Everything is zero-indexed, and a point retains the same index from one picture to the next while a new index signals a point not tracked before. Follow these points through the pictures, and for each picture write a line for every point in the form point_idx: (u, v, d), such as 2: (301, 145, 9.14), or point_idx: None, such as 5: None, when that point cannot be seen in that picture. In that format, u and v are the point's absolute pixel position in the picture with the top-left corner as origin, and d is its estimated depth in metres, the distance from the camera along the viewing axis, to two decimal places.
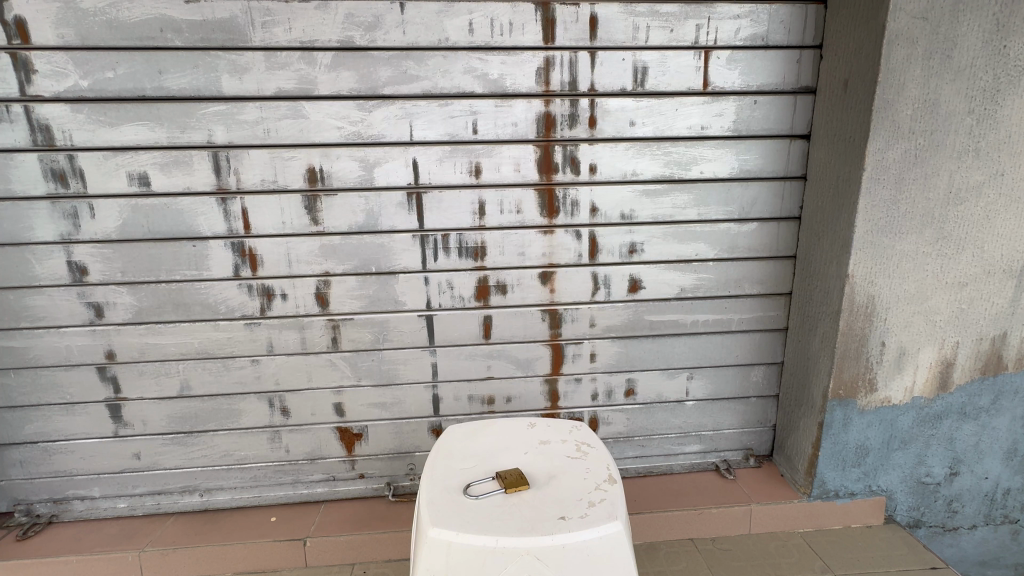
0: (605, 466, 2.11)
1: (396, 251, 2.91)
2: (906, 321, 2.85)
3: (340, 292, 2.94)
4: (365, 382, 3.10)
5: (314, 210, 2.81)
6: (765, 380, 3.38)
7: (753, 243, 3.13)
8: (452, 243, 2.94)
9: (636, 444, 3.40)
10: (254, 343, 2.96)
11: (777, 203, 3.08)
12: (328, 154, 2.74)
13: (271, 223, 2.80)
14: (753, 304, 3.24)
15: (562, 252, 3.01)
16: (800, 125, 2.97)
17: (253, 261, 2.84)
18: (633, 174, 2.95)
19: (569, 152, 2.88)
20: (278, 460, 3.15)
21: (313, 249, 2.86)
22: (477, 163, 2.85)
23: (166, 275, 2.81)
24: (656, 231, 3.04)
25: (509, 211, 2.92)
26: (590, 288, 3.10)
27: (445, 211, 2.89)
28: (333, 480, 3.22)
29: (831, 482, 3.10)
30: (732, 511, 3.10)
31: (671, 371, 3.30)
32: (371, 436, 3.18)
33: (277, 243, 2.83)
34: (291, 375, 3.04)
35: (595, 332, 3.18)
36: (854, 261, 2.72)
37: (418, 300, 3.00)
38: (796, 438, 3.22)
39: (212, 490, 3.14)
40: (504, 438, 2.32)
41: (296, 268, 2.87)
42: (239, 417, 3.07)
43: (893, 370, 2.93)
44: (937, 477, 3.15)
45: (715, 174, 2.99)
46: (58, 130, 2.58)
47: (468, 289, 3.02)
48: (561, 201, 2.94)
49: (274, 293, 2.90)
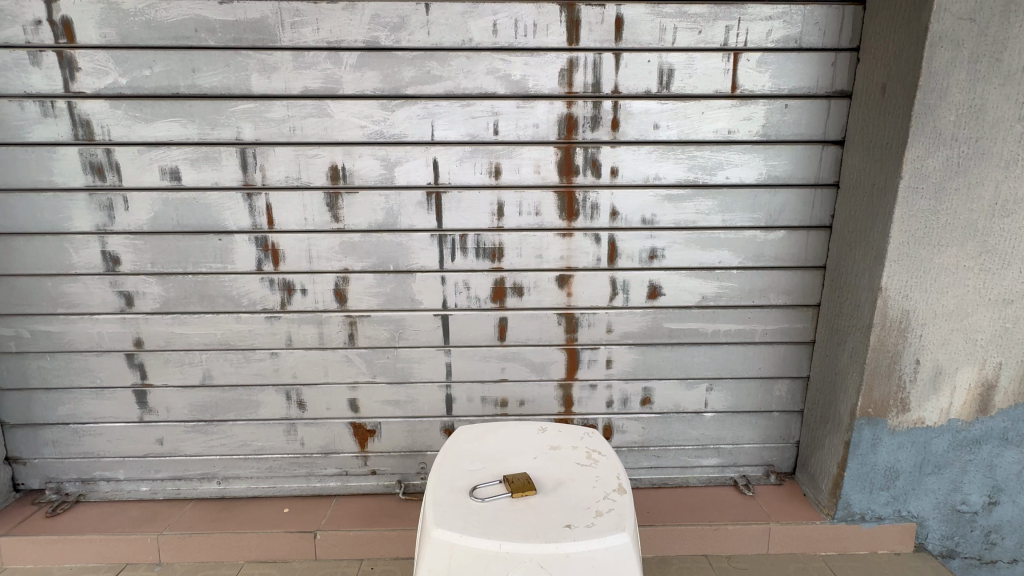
0: (615, 475, 2.05)
1: (414, 250, 2.93)
2: (944, 338, 2.70)
3: (358, 289, 2.97)
4: (380, 378, 3.12)
5: (336, 207, 2.85)
6: (789, 394, 3.26)
7: (780, 252, 3.02)
8: (470, 243, 2.93)
9: (651, 454, 3.32)
10: (274, 336, 3.02)
11: (806, 212, 2.97)
12: (350, 152, 2.79)
13: (293, 219, 2.86)
14: (778, 315, 3.13)
15: (581, 256, 2.97)
16: (833, 131, 2.86)
17: (276, 256, 2.90)
18: (655, 177, 2.89)
19: (590, 154, 2.84)
20: (293, 452, 3.21)
21: (333, 245, 2.90)
22: (497, 163, 2.84)
23: (193, 267, 2.89)
24: (678, 237, 2.97)
25: (528, 212, 2.91)
26: (608, 293, 3.04)
27: (463, 211, 2.89)
28: (345, 475, 3.26)
29: (857, 504, 2.95)
30: (750, 529, 2.98)
31: (689, 381, 3.22)
32: (384, 433, 3.20)
33: (300, 239, 2.88)
34: (308, 369, 3.08)
35: (612, 338, 3.12)
36: (888, 273, 2.59)
37: (435, 299, 3.01)
38: (820, 456, 3.08)
39: (229, 479, 3.22)
40: (513, 441, 2.29)
41: (316, 264, 2.92)
42: (257, 409, 3.13)
43: (928, 390, 2.77)
44: (974, 506, 2.97)
45: (741, 179, 2.90)
46: (98, 125, 2.69)
47: (484, 290, 3.00)
48: (581, 204, 2.90)
49: (295, 287, 2.96)
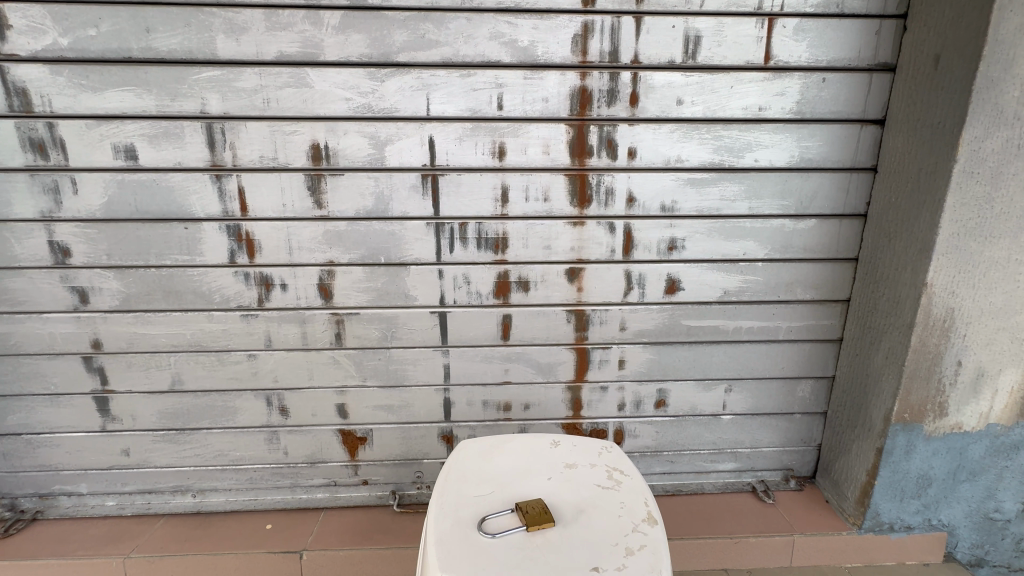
0: (643, 501, 1.82)
1: (408, 240, 2.62)
2: (989, 338, 2.48)
3: (345, 284, 2.66)
4: (371, 382, 2.83)
5: (318, 192, 2.52)
6: (813, 396, 3.04)
7: (810, 242, 2.76)
8: (471, 233, 2.63)
9: (665, 459, 3.10)
10: (251, 336, 2.71)
11: (840, 199, 2.70)
12: (334, 129, 2.44)
13: (269, 204, 2.52)
14: (805, 311, 2.88)
15: (593, 247, 2.69)
16: (873, 109, 2.58)
17: (250, 247, 2.57)
18: (677, 160, 2.59)
19: (606, 133, 2.53)
20: (276, 462, 2.93)
21: (316, 235, 2.58)
22: (501, 143, 2.52)
23: (155, 259, 2.55)
24: (699, 226, 2.69)
25: (534, 199, 2.60)
26: (623, 288, 2.77)
27: (464, 196, 2.57)
28: (334, 485, 2.99)
29: (886, 514, 2.75)
30: (773, 542, 2.78)
31: (707, 383, 2.98)
32: (376, 440, 2.93)
33: (277, 227, 2.55)
34: (291, 372, 2.79)
35: (625, 336, 2.85)
36: (934, 268, 2.34)
37: (431, 295, 2.71)
38: (846, 462, 2.88)
39: (205, 491, 2.93)
40: (524, 459, 2.04)
41: (297, 256, 2.60)
42: (234, 416, 2.84)
43: (968, 393, 2.56)
44: (1007, 514, 2.80)
45: (771, 162, 2.62)
46: (36, 95, 2.31)
47: (486, 284, 2.71)
48: (594, 188, 2.60)
49: (274, 282, 2.63)
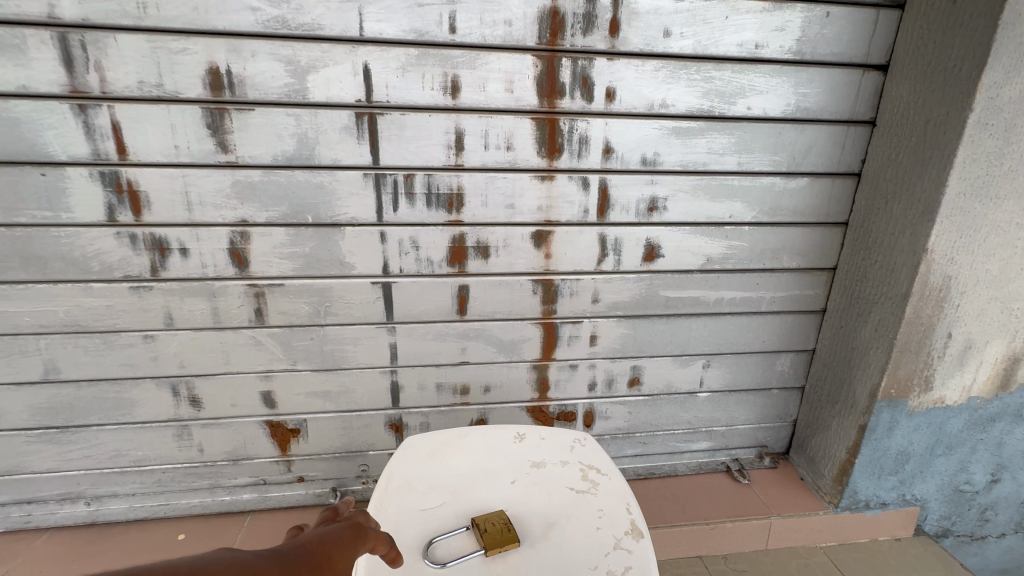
0: (624, 507, 1.54)
1: (340, 196, 2.15)
2: (981, 308, 2.32)
3: (263, 249, 2.17)
4: (302, 366, 2.40)
5: (221, 131, 1.99)
6: (792, 370, 2.86)
7: (801, 204, 2.49)
8: (418, 187, 2.18)
9: (637, 441, 2.86)
10: (146, 314, 2.20)
11: (835, 155, 2.43)
12: (238, 49, 1.90)
13: (156, 147, 1.97)
14: (791, 280, 2.64)
15: (564, 206, 2.31)
16: (877, 52, 2.29)
17: (135, 202, 2.03)
18: (661, 104, 2.23)
19: (580, 68, 2.12)
20: (190, 461, 2.47)
21: (222, 187, 2.06)
22: (454, 77, 2.06)
23: (4, 217, 1.97)
24: (684, 183, 2.36)
25: (495, 147, 2.18)
26: (596, 255, 2.42)
27: (409, 141, 2.11)
28: (263, 484, 2.58)
29: (863, 492, 2.63)
30: (749, 526, 2.62)
31: (684, 359, 2.72)
32: (312, 432, 2.52)
33: (169, 177, 2.02)
34: (201, 356, 2.31)
35: (597, 310, 2.53)
36: (936, 233, 2.12)
37: (372, 263, 2.27)
38: (824, 439, 2.73)
39: (102, 498, 2.46)
40: (481, 460, 1.72)
41: (199, 213, 2.08)
42: (132, 410, 2.34)
43: (955, 367, 2.42)
44: (977, 485, 2.75)
45: (765, 111, 2.30)
46: None
47: (438, 251, 2.29)
48: (566, 136, 2.21)
49: (170, 246, 2.11)
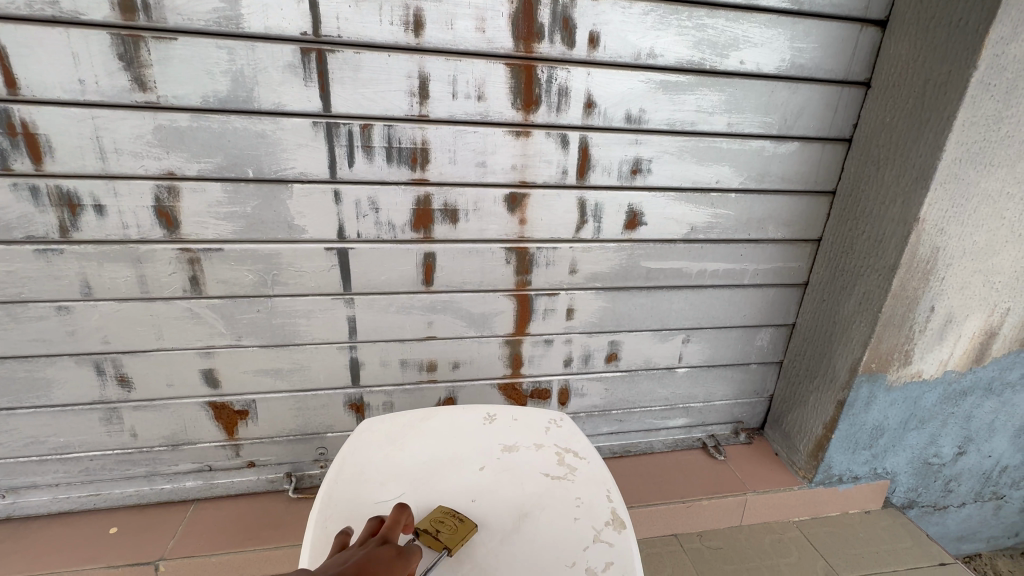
0: (604, 494, 1.41)
1: (286, 147, 1.87)
2: (964, 281, 2.26)
3: (196, 209, 1.89)
4: (248, 342, 2.15)
5: (137, 64, 1.68)
6: (771, 345, 2.78)
7: (789, 170, 2.36)
8: (377, 140, 1.92)
9: (613, 419, 2.76)
10: (57, 282, 1.89)
11: (827, 118, 2.29)
12: None
13: (56, 80, 1.65)
14: (775, 252, 2.53)
15: (541, 166, 2.10)
16: (877, 5, 2.13)
17: (33, 147, 1.70)
18: (649, 54, 2.02)
19: (561, 7, 1.88)
20: (122, 447, 2.21)
21: (142, 133, 1.75)
22: (417, 11, 1.79)
23: None
24: (670, 144, 2.18)
25: (464, 96, 1.93)
26: (575, 222, 2.23)
27: (365, 85, 1.84)
28: (208, 471, 2.35)
29: (837, 466, 2.61)
30: (725, 503, 2.57)
31: (664, 334, 2.60)
32: (262, 413, 2.29)
33: (75, 118, 1.70)
34: (129, 330, 2.03)
35: (575, 281, 2.36)
36: (929, 202, 2.02)
37: (325, 226, 2.02)
38: (801, 414, 2.69)
39: (19, 490, 2.18)
40: (445, 445, 1.54)
41: (115, 164, 1.77)
42: (48, 391, 2.05)
43: (934, 341, 2.38)
44: (944, 458, 2.77)
45: (757, 66, 2.13)
46: None
47: (401, 214, 2.06)
48: (544, 86, 1.98)
49: (82, 202, 1.80)
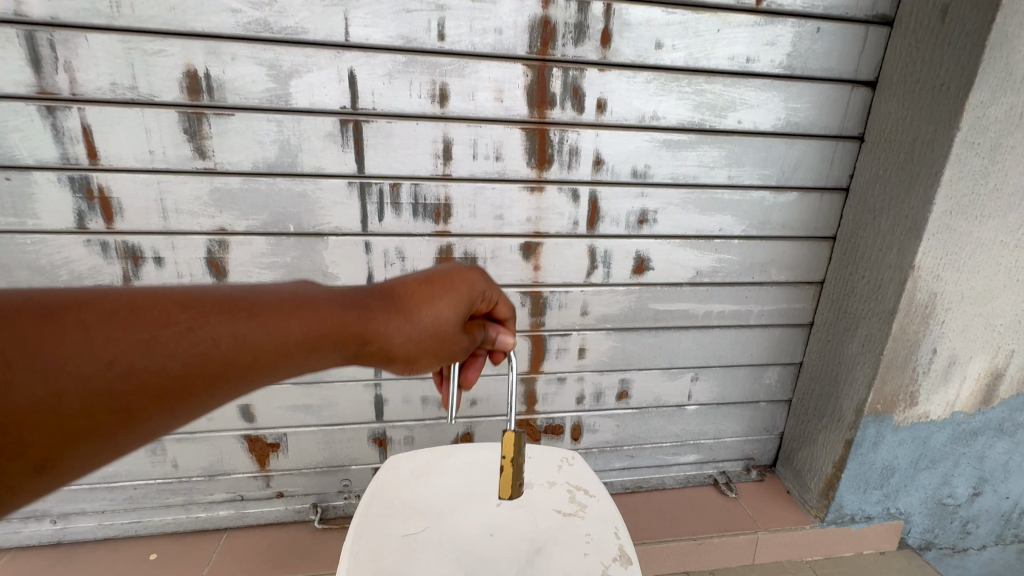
0: (613, 531, 1.51)
1: (324, 205, 2.08)
2: (965, 324, 2.34)
3: (243, 260, 2.10)
4: (282, 379, 2.32)
5: (199, 137, 1.92)
6: (779, 383, 2.86)
7: (790, 218, 2.49)
8: (405, 197, 2.13)
9: (625, 454, 2.84)
10: None
11: (824, 170, 2.43)
12: (217, 51, 1.83)
13: (131, 152, 1.89)
14: (779, 294, 2.64)
15: (553, 218, 2.28)
16: (866, 68, 2.30)
17: (106, 208, 1.94)
18: (653, 116, 2.20)
19: (571, 79, 2.08)
20: (163, 476, 2.38)
21: (200, 195, 1.98)
22: (442, 85, 2.01)
23: None
24: (674, 197, 2.34)
25: (484, 157, 2.14)
26: (585, 267, 2.39)
27: (396, 149, 2.05)
28: (241, 501, 2.50)
29: (849, 506, 2.63)
30: (737, 541, 2.61)
31: (673, 372, 2.70)
32: (292, 446, 2.44)
33: (144, 183, 1.93)
34: None
35: (586, 322, 2.50)
36: (924, 251, 2.13)
37: (356, 273, 2.21)
38: (811, 452, 2.73)
39: (69, 516, 2.35)
40: (465, 481, 1.66)
41: (175, 222, 2.00)
42: None
43: (939, 382, 2.43)
44: (959, 498, 2.77)
45: (755, 125, 2.30)
46: None
47: (425, 262, 2.24)
48: (556, 147, 2.17)
49: (144, 255, 2.03)
